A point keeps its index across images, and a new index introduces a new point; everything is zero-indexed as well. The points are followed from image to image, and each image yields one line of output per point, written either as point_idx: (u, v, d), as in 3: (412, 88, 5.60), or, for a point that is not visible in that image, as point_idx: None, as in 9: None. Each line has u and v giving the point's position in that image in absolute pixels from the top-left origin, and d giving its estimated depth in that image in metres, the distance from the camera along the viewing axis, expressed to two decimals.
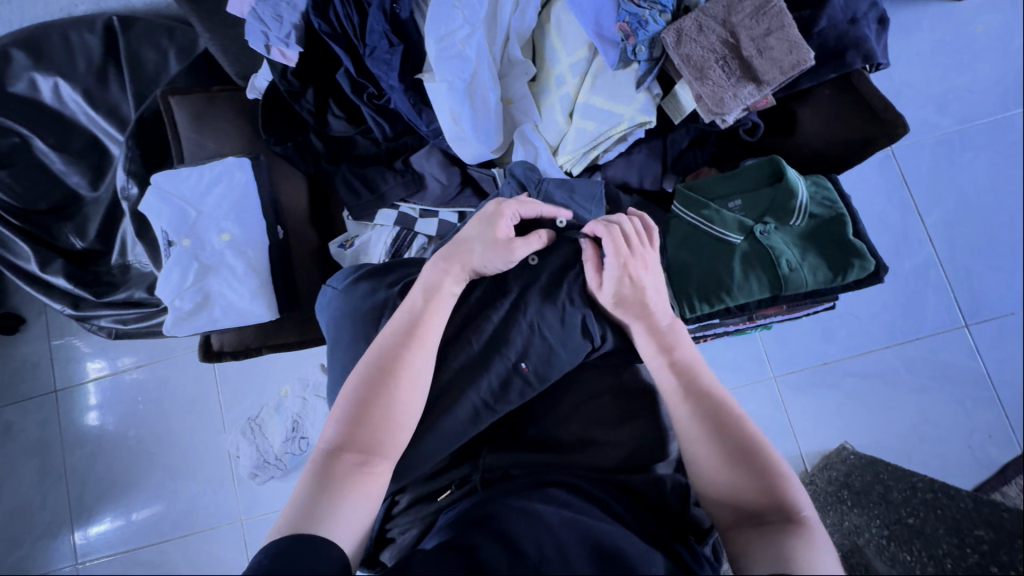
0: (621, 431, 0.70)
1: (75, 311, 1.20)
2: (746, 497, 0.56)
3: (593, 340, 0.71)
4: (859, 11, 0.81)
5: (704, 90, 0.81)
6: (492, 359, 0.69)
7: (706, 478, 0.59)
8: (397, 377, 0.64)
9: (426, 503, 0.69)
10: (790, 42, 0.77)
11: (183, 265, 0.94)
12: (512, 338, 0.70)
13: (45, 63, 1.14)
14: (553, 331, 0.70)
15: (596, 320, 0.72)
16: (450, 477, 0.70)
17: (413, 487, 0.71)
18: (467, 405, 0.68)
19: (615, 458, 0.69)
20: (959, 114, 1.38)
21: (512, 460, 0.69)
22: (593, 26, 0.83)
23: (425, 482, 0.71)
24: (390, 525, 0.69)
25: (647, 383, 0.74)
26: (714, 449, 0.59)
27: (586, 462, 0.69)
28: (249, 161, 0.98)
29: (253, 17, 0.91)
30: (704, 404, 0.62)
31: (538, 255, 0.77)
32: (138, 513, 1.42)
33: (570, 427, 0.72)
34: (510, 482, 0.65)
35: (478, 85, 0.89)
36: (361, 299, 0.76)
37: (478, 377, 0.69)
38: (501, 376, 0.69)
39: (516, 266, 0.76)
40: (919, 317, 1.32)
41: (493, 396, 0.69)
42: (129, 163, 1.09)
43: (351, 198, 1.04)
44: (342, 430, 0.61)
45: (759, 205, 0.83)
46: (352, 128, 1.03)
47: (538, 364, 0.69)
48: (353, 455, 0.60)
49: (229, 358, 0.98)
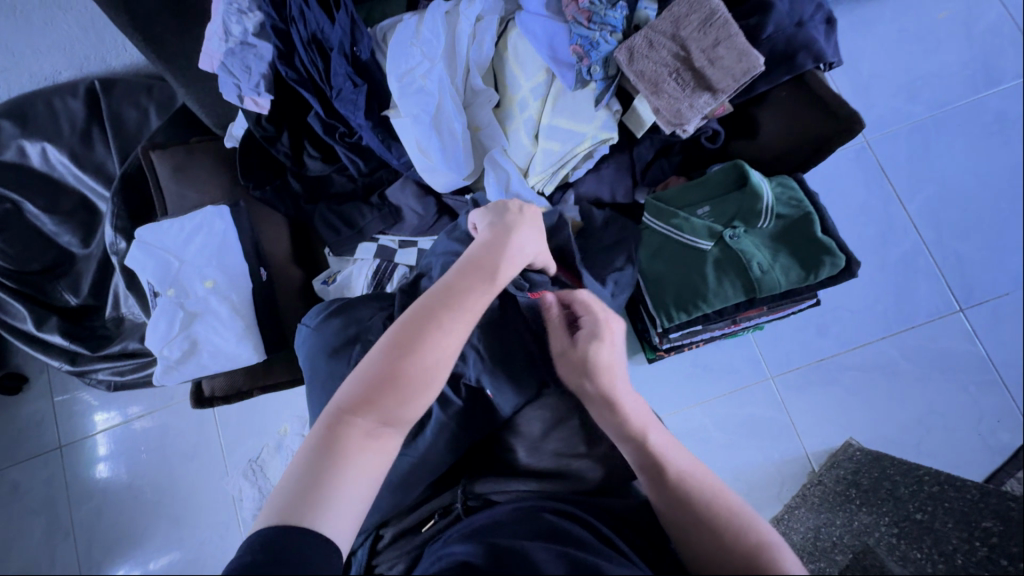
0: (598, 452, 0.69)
1: (73, 366, 1.22)
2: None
3: (542, 378, 0.73)
4: (805, 14, 0.82)
5: (660, 103, 0.83)
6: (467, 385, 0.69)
7: (696, 558, 0.56)
8: (424, 355, 0.59)
9: (410, 536, 0.68)
10: (739, 50, 0.79)
11: (169, 315, 0.95)
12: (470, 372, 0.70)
13: (32, 130, 1.18)
14: (506, 369, 0.71)
15: (544, 355, 0.73)
16: (433, 507, 0.69)
17: (396, 521, 0.70)
18: (444, 430, 0.68)
19: (599, 478, 0.68)
20: (931, 100, 1.39)
21: (496, 485, 0.69)
22: (547, 51, 0.87)
23: (408, 514, 0.70)
24: (374, 564, 0.67)
25: None
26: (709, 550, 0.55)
27: (569, 483, 0.68)
28: (229, 209, 1.01)
29: (224, 70, 0.93)
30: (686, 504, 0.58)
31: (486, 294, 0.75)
32: (155, 563, 1.39)
33: (549, 448, 0.70)
34: (497, 513, 0.64)
35: (443, 116, 0.90)
36: (337, 334, 0.76)
37: (459, 406, 0.69)
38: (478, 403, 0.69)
39: None
40: (913, 305, 1.31)
41: (472, 421, 0.69)
42: (116, 219, 1.13)
43: (331, 235, 1.06)
44: (362, 393, 0.57)
45: (727, 211, 0.83)
46: (328, 166, 1.06)
47: (503, 388, 0.70)
48: (366, 426, 0.55)
49: (221, 403, 0.99)
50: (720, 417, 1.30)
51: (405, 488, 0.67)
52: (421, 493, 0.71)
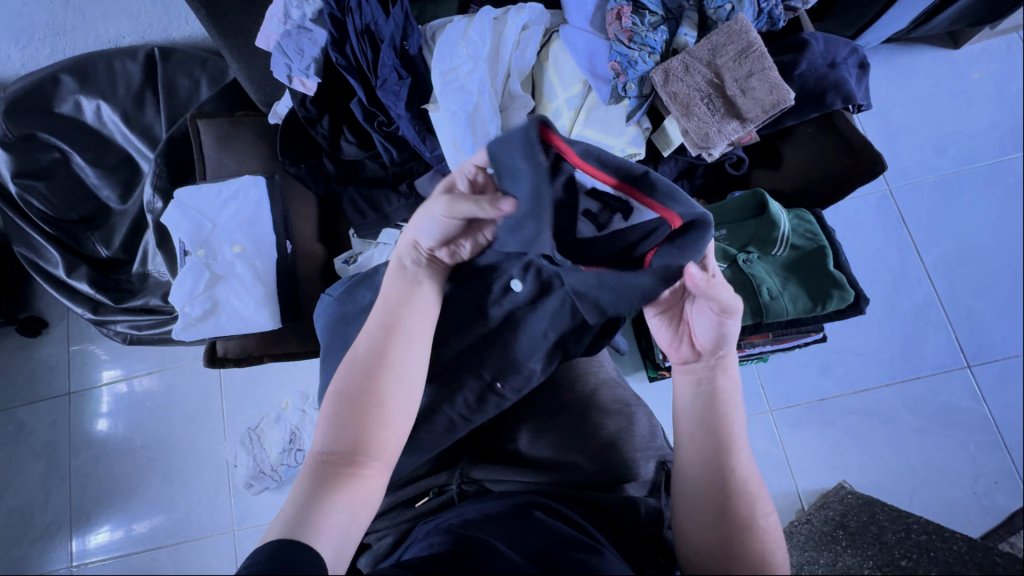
0: (590, 449, 0.71)
1: (94, 315, 1.27)
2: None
3: (566, 354, 0.72)
4: (838, 56, 0.85)
5: (690, 124, 0.86)
6: (465, 375, 0.70)
7: (709, 522, 0.56)
8: (375, 379, 0.61)
9: (403, 509, 0.70)
10: (771, 83, 0.82)
11: (195, 273, 1.00)
12: (489, 358, 0.70)
13: (90, 87, 1.24)
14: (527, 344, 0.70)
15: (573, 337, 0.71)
16: (427, 485, 0.70)
17: (392, 492, 0.72)
18: (437, 410, 0.70)
19: (588, 475, 0.69)
20: (958, 156, 1.40)
21: (490, 473, 0.70)
22: (587, 66, 0.91)
23: (403, 487, 0.72)
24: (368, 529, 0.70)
25: (619, 399, 0.75)
26: (715, 531, 0.56)
27: (561, 477, 0.69)
28: (265, 179, 1.05)
29: (278, 51, 0.99)
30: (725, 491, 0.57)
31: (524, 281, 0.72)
32: (136, 523, 1.43)
33: (538, 440, 0.73)
34: (487, 503, 0.65)
35: (480, 116, 0.93)
36: (356, 305, 0.79)
37: (455, 394, 0.70)
38: (476, 392, 0.70)
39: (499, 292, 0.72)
40: (920, 356, 1.31)
41: (472, 409, 0.70)
42: (156, 179, 1.18)
43: (357, 218, 1.10)
44: (331, 434, 0.59)
45: (742, 235, 0.86)
46: (362, 152, 1.10)
47: (514, 382, 0.71)
48: (344, 456, 0.58)
49: (232, 365, 1.02)
50: None
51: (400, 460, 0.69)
52: (419, 469, 0.73)
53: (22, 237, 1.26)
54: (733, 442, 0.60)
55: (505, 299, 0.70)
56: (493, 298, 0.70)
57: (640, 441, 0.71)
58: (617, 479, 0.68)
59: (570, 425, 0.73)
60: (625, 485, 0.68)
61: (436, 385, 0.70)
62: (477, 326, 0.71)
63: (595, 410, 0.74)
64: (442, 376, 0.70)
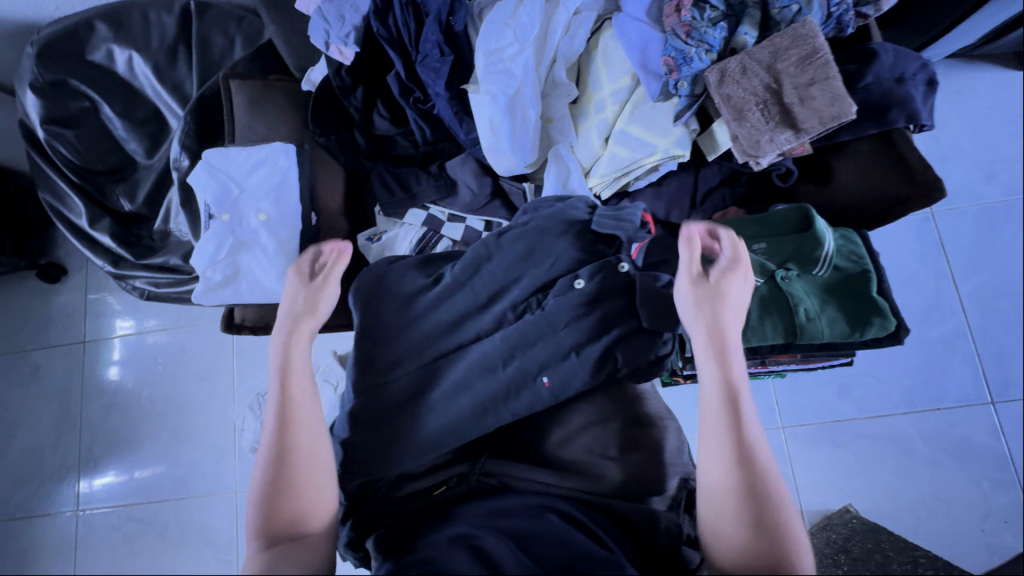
0: (620, 459, 0.68)
1: (114, 268, 1.27)
2: (750, 554, 0.51)
3: (614, 367, 0.67)
4: (907, 71, 0.80)
5: (741, 130, 0.82)
6: (504, 363, 0.67)
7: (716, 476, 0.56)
8: (292, 446, 0.60)
9: (421, 496, 0.67)
10: (833, 94, 0.77)
11: (219, 238, 0.98)
12: (534, 349, 0.68)
13: (123, 37, 1.22)
14: (576, 343, 0.67)
15: (625, 345, 0.67)
16: (447, 474, 0.67)
17: (413, 476, 0.68)
18: (472, 394, 0.67)
19: (617, 484, 0.66)
20: (1008, 185, 1.34)
21: (511, 470, 0.67)
22: (638, 57, 0.87)
23: (422, 474, 0.68)
24: (377, 512, 0.65)
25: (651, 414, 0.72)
26: (724, 482, 0.55)
27: (584, 481, 0.66)
28: (295, 149, 1.03)
29: (318, 15, 0.97)
30: (735, 432, 0.56)
31: (584, 278, 0.70)
32: (139, 472, 1.45)
33: (560, 438, 0.71)
34: (509, 507, 0.62)
35: (520, 101, 0.91)
36: (405, 286, 0.77)
37: (493, 377, 0.67)
38: (514, 381, 0.67)
39: (559, 287, 0.71)
40: (942, 387, 1.27)
41: (505, 397, 0.66)
42: (185, 138, 1.16)
43: (384, 196, 1.06)
44: (266, 508, 0.57)
45: (783, 250, 0.82)
46: (395, 128, 1.08)
47: (556, 380, 0.67)
48: (284, 525, 0.56)
49: (248, 333, 1.02)
50: None
51: (427, 445, 0.67)
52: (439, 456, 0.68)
53: (47, 183, 1.26)
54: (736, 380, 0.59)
55: (565, 295, 0.70)
56: (553, 293, 0.71)
57: (668, 456, 0.69)
58: (643, 490, 0.66)
59: (597, 430, 0.70)
60: (650, 498, 0.66)
61: (477, 369, 0.68)
62: (530, 318, 0.70)
63: (627, 417, 0.72)
64: (484, 362, 0.68)
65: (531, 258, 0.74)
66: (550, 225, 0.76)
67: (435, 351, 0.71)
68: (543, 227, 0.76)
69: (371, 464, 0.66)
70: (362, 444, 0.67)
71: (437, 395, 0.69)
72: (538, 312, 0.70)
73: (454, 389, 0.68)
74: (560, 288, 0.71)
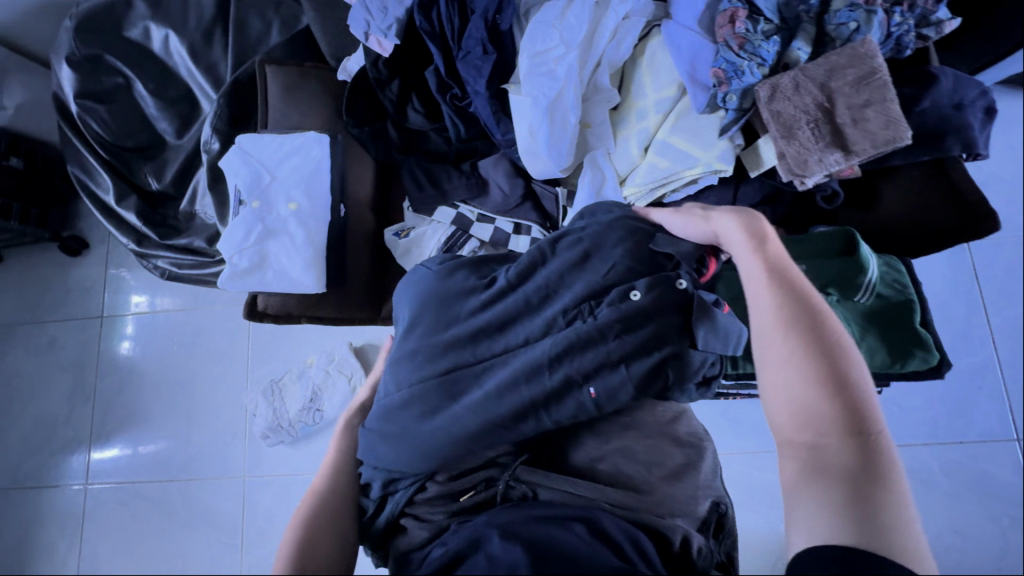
0: (654, 477, 0.66)
1: (138, 247, 1.27)
2: (815, 410, 0.47)
3: (665, 385, 0.63)
4: (966, 97, 0.78)
5: (788, 148, 0.79)
6: (545, 369, 0.62)
7: (770, 373, 0.50)
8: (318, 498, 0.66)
9: (448, 500, 0.67)
10: (889, 117, 0.75)
11: (248, 225, 0.97)
12: (582, 357, 0.62)
13: (161, 15, 1.21)
14: (628, 360, 0.62)
15: (677, 366, 0.63)
16: (475, 479, 0.67)
17: (443, 479, 0.67)
18: (508, 400, 0.62)
19: (647, 501, 0.64)
20: None
21: (542, 480, 0.67)
22: (687, 67, 0.85)
23: (451, 478, 0.67)
24: (407, 512, 0.67)
25: (696, 439, 0.70)
26: (772, 319, 0.52)
27: (617, 496, 0.64)
28: (329, 139, 1.03)
29: (361, 6, 0.97)
30: (794, 326, 0.50)
31: (640, 290, 0.64)
32: (145, 447, 1.45)
33: (595, 451, 0.69)
34: (536, 522, 0.60)
35: (560, 105, 0.89)
36: (455, 285, 0.73)
37: (537, 381, 0.62)
38: (559, 387, 0.62)
39: (614, 295, 0.64)
40: (967, 421, 1.25)
41: (548, 401, 0.62)
42: (217, 121, 1.15)
43: (413, 189, 1.05)
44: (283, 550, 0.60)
45: (824, 274, 0.78)
46: (428, 123, 1.06)
47: (605, 394, 0.62)
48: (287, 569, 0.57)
49: (270, 322, 1.02)
50: (736, 474, 1.27)
51: (462, 450, 0.64)
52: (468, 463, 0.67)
53: (77, 157, 1.26)
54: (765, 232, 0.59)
55: (620, 306, 0.64)
56: (606, 302, 0.64)
57: (703, 478, 0.67)
58: (669, 510, 0.64)
59: (634, 446, 0.68)
60: (675, 517, 0.64)
61: (518, 375, 0.62)
62: (580, 325, 0.63)
63: (670, 439, 0.69)
64: (525, 368, 0.63)
65: (587, 263, 0.67)
66: (611, 230, 0.69)
67: (476, 354, 0.66)
68: (602, 231, 0.70)
69: (402, 464, 0.66)
70: (389, 443, 0.67)
71: (472, 400, 0.64)
72: (589, 321, 0.63)
73: (491, 394, 0.63)
74: (616, 299, 0.64)
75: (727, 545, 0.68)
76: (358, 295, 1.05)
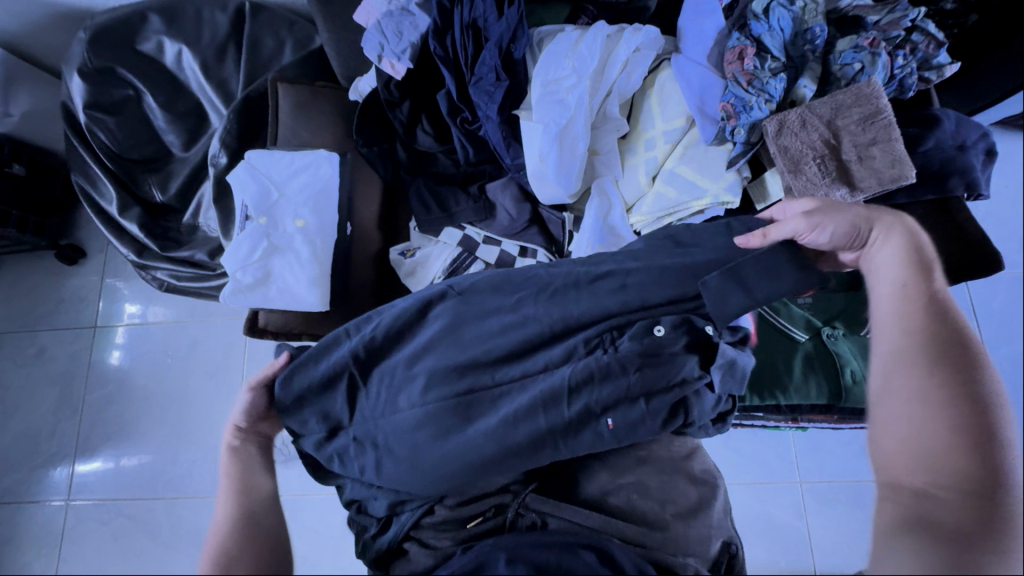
0: (666, 511, 0.65)
1: (137, 258, 1.25)
2: (942, 453, 0.49)
3: (683, 419, 0.65)
4: (968, 139, 0.80)
5: (795, 183, 0.81)
6: (562, 397, 0.62)
7: (899, 404, 0.53)
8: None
9: (454, 527, 0.66)
10: (894, 156, 0.77)
11: (253, 240, 0.97)
12: (604, 389, 0.62)
13: (175, 30, 1.22)
14: (647, 395, 0.63)
15: (695, 402, 0.64)
16: (485, 505, 0.67)
17: (450, 504, 0.67)
18: (527, 426, 0.62)
19: (660, 536, 0.63)
20: None
21: (552, 508, 0.66)
22: (696, 101, 0.87)
23: (459, 504, 0.67)
24: (413, 536, 0.67)
25: (710, 475, 0.68)
26: (922, 353, 0.54)
27: (631, 528, 0.63)
28: (338, 158, 1.03)
29: (376, 28, 0.97)
30: (933, 366, 0.53)
31: (664, 325, 0.64)
32: None
33: (609, 481, 0.68)
34: (544, 549, 0.59)
35: (570, 132, 0.90)
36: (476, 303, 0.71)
37: (558, 410, 0.62)
38: (579, 418, 0.62)
39: (637, 326, 0.64)
40: None
41: (564, 432, 0.62)
42: (226, 135, 1.16)
43: (421, 212, 1.05)
44: None
45: (829, 308, 0.82)
46: (437, 145, 1.07)
47: (624, 426, 0.62)
48: None
49: (270, 339, 0.98)
50: (739, 506, 1.25)
51: (473, 475, 0.63)
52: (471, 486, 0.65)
53: (81, 166, 1.25)
54: (933, 270, 0.59)
55: (644, 340, 0.64)
56: (630, 334, 0.64)
57: (719, 514, 0.66)
58: (682, 547, 0.62)
59: (648, 480, 0.67)
60: (688, 555, 0.62)
61: (537, 398, 0.62)
62: (598, 358, 0.64)
63: (685, 475, 0.68)
64: (546, 391, 0.63)
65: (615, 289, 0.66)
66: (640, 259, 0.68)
67: (494, 374, 0.66)
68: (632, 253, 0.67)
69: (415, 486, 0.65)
70: (400, 457, 0.66)
71: (486, 421, 0.64)
72: (612, 352, 0.64)
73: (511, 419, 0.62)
74: (640, 330, 0.64)
75: None
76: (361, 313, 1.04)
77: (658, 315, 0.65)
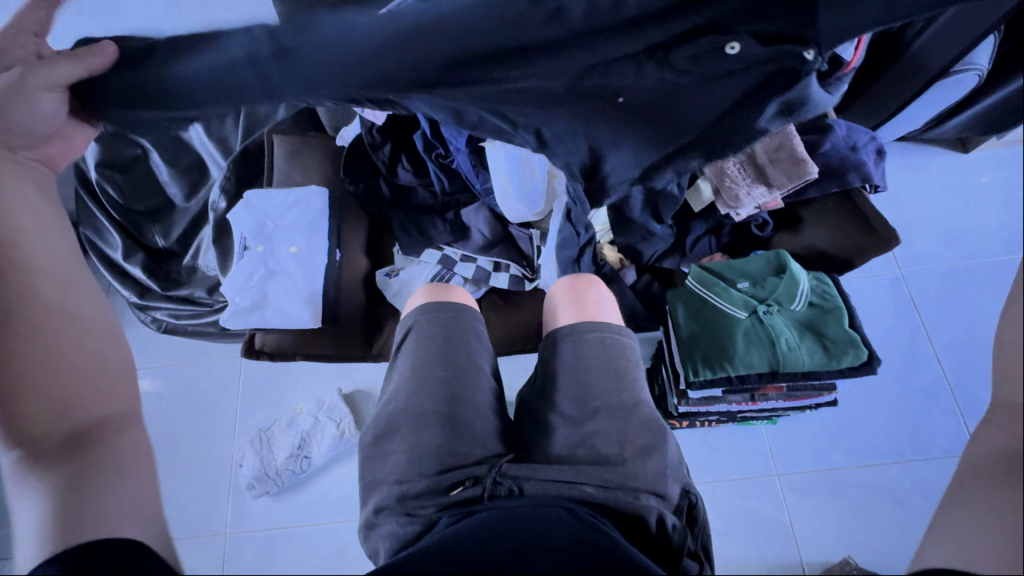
0: (628, 463, 0.73)
1: (139, 299, 1.36)
2: None
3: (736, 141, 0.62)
4: (859, 141, 0.97)
5: (722, 185, 0.95)
6: (587, 101, 0.57)
7: None
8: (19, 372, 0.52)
9: (435, 494, 0.72)
10: (797, 159, 0.92)
11: (252, 267, 1.09)
12: (648, 111, 0.59)
13: None
14: (692, 130, 0.61)
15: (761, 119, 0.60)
16: (463, 474, 0.73)
17: (431, 474, 0.74)
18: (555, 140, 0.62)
19: (622, 482, 0.71)
20: (967, 251, 1.46)
21: (524, 472, 0.73)
22: None
23: (440, 472, 0.74)
24: (401, 508, 0.72)
25: (653, 419, 0.78)
26: None
27: (597, 475, 0.72)
28: (328, 193, 1.17)
29: None
30: None
31: (742, 42, 0.51)
32: None
33: (573, 437, 0.78)
34: (518, 507, 0.68)
35: (529, 159, 1.02)
36: None
37: (607, 116, 0.59)
38: (608, 140, 0.62)
39: (711, 46, 0.52)
40: (929, 438, 1.31)
41: (595, 152, 0.64)
42: (226, 183, 1.29)
43: (403, 236, 1.17)
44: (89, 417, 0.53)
45: (764, 289, 0.92)
46: (416, 180, 1.19)
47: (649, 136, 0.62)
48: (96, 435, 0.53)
49: (265, 359, 1.08)
50: (719, 503, 1.30)
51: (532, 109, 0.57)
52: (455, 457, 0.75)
53: (89, 218, 1.36)
54: None
55: (710, 58, 0.53)
56: (694, 46, 0.52)
57: (671, 461, 0.75)
58: (640, 488, 0.71)
59: (605, 428, 0.77)
60: (647, 497, 0.71)
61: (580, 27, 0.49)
62: (640, 76, 0.54)
63: (637, 421, 0.78)
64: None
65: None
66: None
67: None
68: None
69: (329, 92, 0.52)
70: (367, 26, 0.48)
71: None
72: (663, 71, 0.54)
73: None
74: (715, 53, 0.52)
75: (703, 538, 0.72)
76: (350, 333, 1.14)
77: (739, 27, 0.51)
